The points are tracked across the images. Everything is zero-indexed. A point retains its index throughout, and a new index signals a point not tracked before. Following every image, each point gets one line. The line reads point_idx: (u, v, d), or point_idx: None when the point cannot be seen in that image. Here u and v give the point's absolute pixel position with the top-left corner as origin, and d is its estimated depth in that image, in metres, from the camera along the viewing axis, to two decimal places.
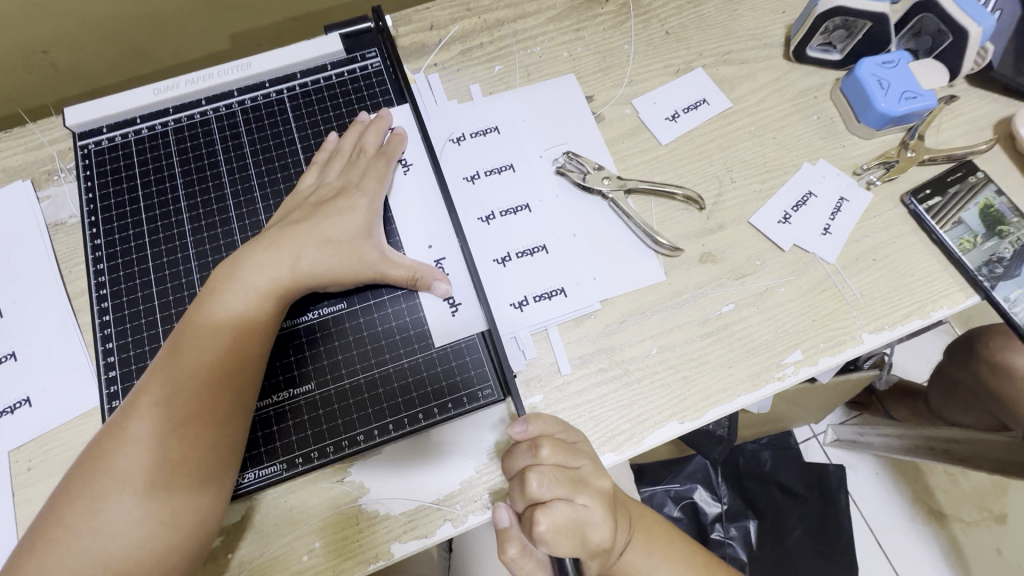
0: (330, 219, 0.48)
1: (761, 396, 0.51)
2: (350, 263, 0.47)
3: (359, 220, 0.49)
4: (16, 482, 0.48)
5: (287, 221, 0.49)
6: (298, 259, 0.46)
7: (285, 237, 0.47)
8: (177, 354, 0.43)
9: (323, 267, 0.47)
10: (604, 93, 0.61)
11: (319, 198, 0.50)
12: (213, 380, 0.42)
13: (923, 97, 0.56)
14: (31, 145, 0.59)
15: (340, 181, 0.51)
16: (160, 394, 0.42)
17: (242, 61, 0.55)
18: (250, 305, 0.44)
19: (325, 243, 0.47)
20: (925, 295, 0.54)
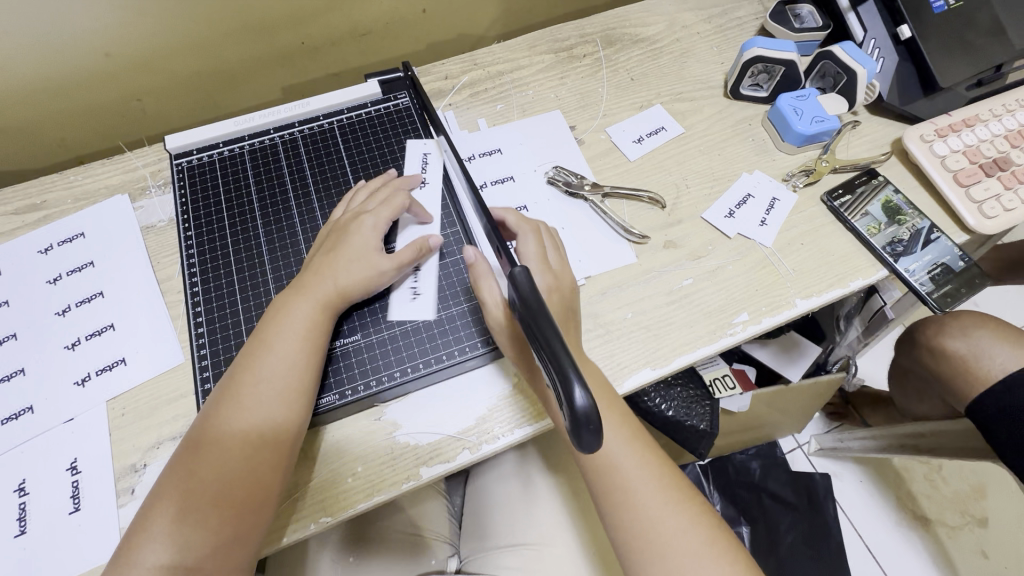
0: (353, 240, 0.59)
1: (717, 348, 0.63)
2: (378, 273, 0.58)
3: (376, 235, 0.60)
4: (113, 424, 0.58)
5: (321, 250, 0.60)
6: (336, 283, 0.57)
7: (324, 266, 0.58)
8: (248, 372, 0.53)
9: (356, 281, 0.57)
10: (584, 123, 0.78)
11: (342, 225, 0.61)
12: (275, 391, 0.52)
13: (830, 121, 0.73)
14: (129, 168, 0.74)
15: (358, 210, 0.62)
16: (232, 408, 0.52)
17: (303, 100, 0.72)
18: (295, 334, 0.54)
19: (354, 258, 0.58)
20: (844, 270, 0.67)
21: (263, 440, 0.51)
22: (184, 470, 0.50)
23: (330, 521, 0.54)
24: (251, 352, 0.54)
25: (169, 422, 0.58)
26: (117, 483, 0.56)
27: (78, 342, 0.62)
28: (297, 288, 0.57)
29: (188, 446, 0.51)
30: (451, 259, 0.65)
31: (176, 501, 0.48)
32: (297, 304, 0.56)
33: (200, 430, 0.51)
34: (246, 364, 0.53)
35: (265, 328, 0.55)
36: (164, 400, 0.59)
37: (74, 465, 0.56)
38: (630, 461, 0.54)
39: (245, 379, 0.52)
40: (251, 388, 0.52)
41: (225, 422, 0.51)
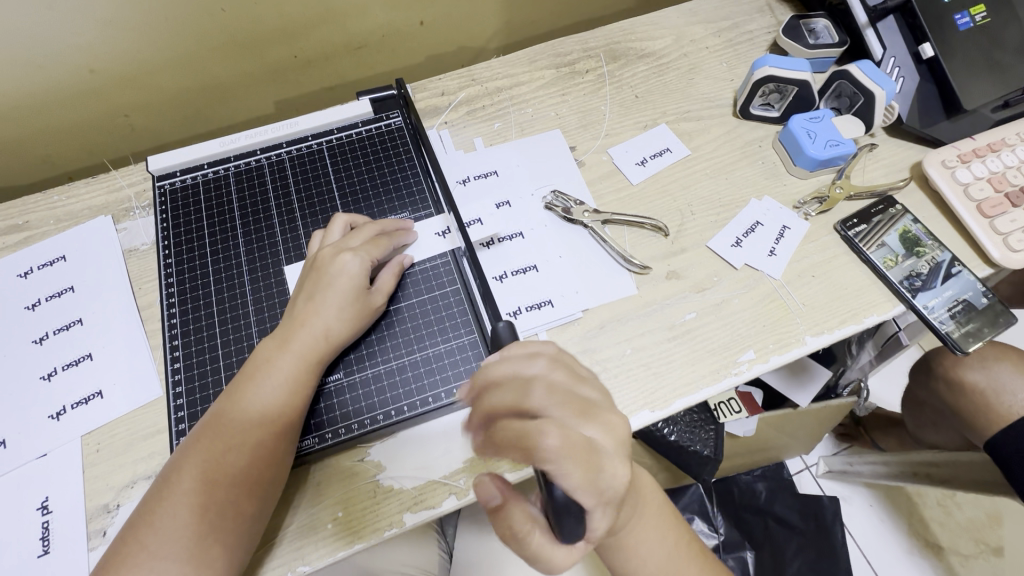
0: (337, 282, 0.55)
1: (720, 388, 0.60)
2: (367, 314, 0.57)
3: (361, 275, 0.57)
4: (86, 461, 0.56)
5: (302, 293, 0.56)
6: (327, 327, 0.55)
7: (308, 311, 0.55)
8: (231, 418, 0.51)
9: (346, 324, 0.56)
10: (585, 144, 0.74)
11: (320, 265, 0.57)
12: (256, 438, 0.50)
13: (845, 145, 0.69)
14: (112, 188, 0.71)
15: (340, 246, 0.58)
16: (212, 454, 0.49)
17: (291, 120, 0.69)
18: (283, 380, 0.52)
19: (343, 303, 0.55)
20: (858, 305, 0.63)
21: (244, 486, 0.49)
22: (178, 506, 0.48)
23: (307, 569, 0.52)
24: (242, 388, 0.52)
25: (145, 459, 0.56)
26: (88, 524, 0.54)
27: (54, 372, 0.60)
28: (282, 332, 0.55)
29: (178, 482, 0.49)
30: (441, 291, 0.62)
31: (161, 543, 0.46)
32: (287, 346, 0.53)
33: (190, 466, 0.49)
34: (240, 398, 0.52)
35: (255, 368, 0.53)
36: (140, 436, 0.57)
37: (44, 504, 0.54)
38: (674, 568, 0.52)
39: (231, 421, 0.51)
40: (241, 426, 0.50)
41: (217, 459, 0.49)
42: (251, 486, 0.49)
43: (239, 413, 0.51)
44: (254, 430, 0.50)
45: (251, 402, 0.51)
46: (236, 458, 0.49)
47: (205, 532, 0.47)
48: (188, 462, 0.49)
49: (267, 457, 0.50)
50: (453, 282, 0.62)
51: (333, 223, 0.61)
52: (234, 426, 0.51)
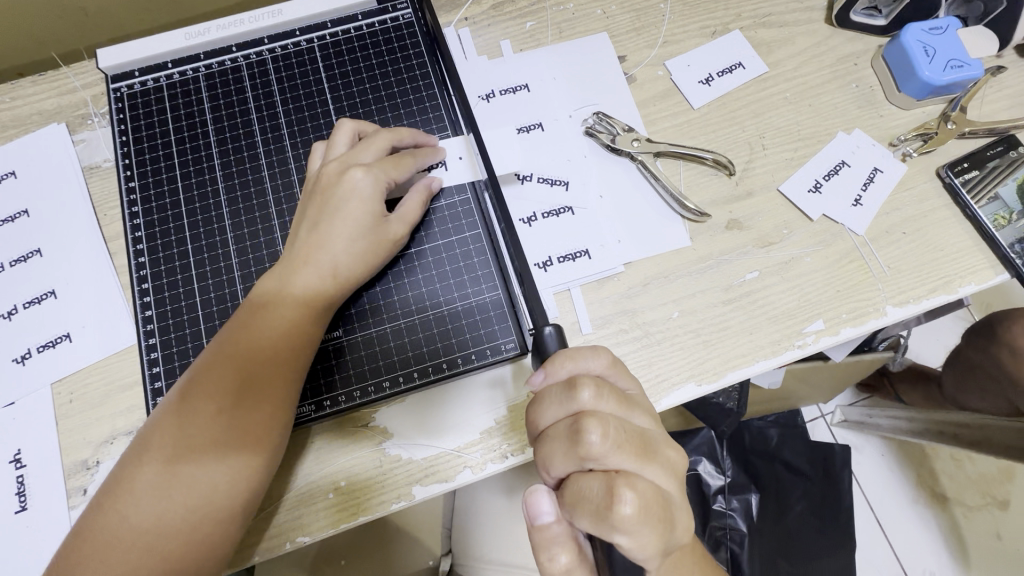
0: (345, 206, 0.45)
1: (779, 363, 0.51)
2: (381, 251, 0.47)
3: (373, 201, 0.46)
4: (59, 412, 0.50)
5: (306, 220, 0.47)
6: (334, 263, 0.45)
7: (312, 244, 0.45)
8: (218, 359, 0.43)
9: (358, 262, 0.46)
10: (637, 54, 0.60)
11: (323, 184, 0.47)
12: (245, 382, 0.42)
13: (970, 67, 0.55)
14: (65, 89, 0.59)
15: (347, 161, 0.47)
16: (194, 396, 0.42)
17: (273, 7, 0.55)
18: (279, 319, 0.44)
19: (354, 235, 0.46)
20: (953, 271, 0.53)
21: (235, 432, 0.41)
22: (154, 473, 0.40)
23: (307, 540, 0.47)
24: (220, 351, 0.43)
25: (123, 414, 0.50)
26: (66, 482, 0.49)
27: (15, 311, 0.53)
28: (269, 291, 0.45)
29: (145, 460, 0.41)
30: (458, 238, 0.52)
31: (146, 485, 0.40)
32: (274, 308, 0.44)
33: (159, 442, 0.41)
34: (215, 365, 0.43)
35: (237, 331, 0.44)
36: (117, 387, 0.50)
37: (17, 458, 0.49)
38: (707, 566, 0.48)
39: (216, 363, 0.43)
40: (229, 366, 0.42)
41: (202, 402, 0.41)
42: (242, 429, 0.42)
43: (214, 385, 0.42)
44: (243, 392, 0.42)
45: (230, 371, 0.42)
46: (213, 436, 0.41)
47: (183, 517, 0.40)
48: (156, 435, 0.41)
49: (255, 421, 0.42)
50: (472, 227, 0.52)
51: (338, 131, 0.50)
52: (209, 398, 0.41)
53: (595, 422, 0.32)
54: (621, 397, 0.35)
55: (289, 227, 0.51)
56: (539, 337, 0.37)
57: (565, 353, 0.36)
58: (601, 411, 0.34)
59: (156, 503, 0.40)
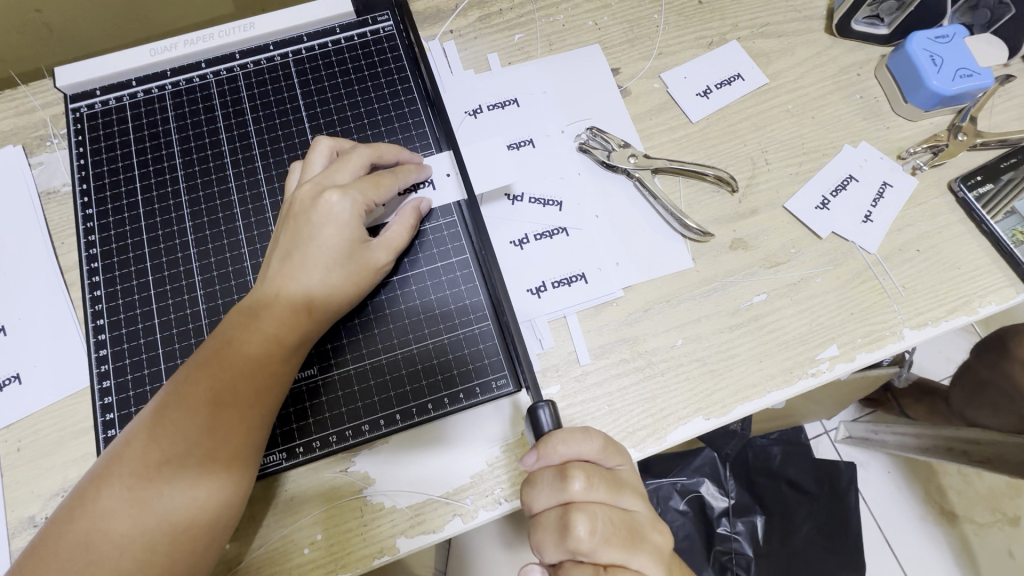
0: (321, 234, 0.41)
1: (793, 392, 0.48)
2: (362, 279, 0.43)
3: (353, 226, 0.42)
4: (5, 462, 0.45)
5: (279, 248, 0.43)
6: (311, 294, 0.41)
7: (286, 275, 0.41)
8: (195, 374, 0.39)
9: (337, 292, 0.42)
10: (631, 66, 0.57)
11: (298, 209, 0.43)
12: (221, 401, 0.38)
13: (981, 75, 0.52)
14: (22, 109, 0.56)
15: (322, 183, 0.43)
16: (167, 413, 0.38)
17: (244, 21, 0.51)
18: (260, 334, 0.40)
19: (332, 261, 0.42)
20: (972, 290, 0.50)
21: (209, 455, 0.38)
22: (115, 496, 0.36)
23: None
24: (202, 368, 0.39)
25: (76, 463, 0.45)
26: (11, 541, 0.44)
27: None
28: (256, 304, 0.41)
29: (108, 487, 0.36)
30: (444, 265, 0.48)
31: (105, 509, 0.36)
32: (262, 324, 0.40)
33: (126, 466, 0.37)
34: (194, 385, 0.39)
35: (221, 348, 0.40)
36: (70, 433, 0.46)
37: None
38: None
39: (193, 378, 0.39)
40: (205, 382, 0.39)
41: (174, 421, 0.38)
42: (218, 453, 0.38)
43: (188, 403, 0.38)
44: (219, 411, 0.38)
45: (213, 381, 0.39)
46: (189, 464, 0.37)
47: (156, 540, 0.36)
48: (124, 461, 0.37)
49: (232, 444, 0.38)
50: (459, 253, 0.48)
51: (315, 150, 0.46)
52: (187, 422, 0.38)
53: (583, 517, 0.33)
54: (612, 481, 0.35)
55: (260, 254, 0.47)
56: (533, 415, 0.37)
57: (559, 435, 0.35)
58: (590, 501, 0.34)
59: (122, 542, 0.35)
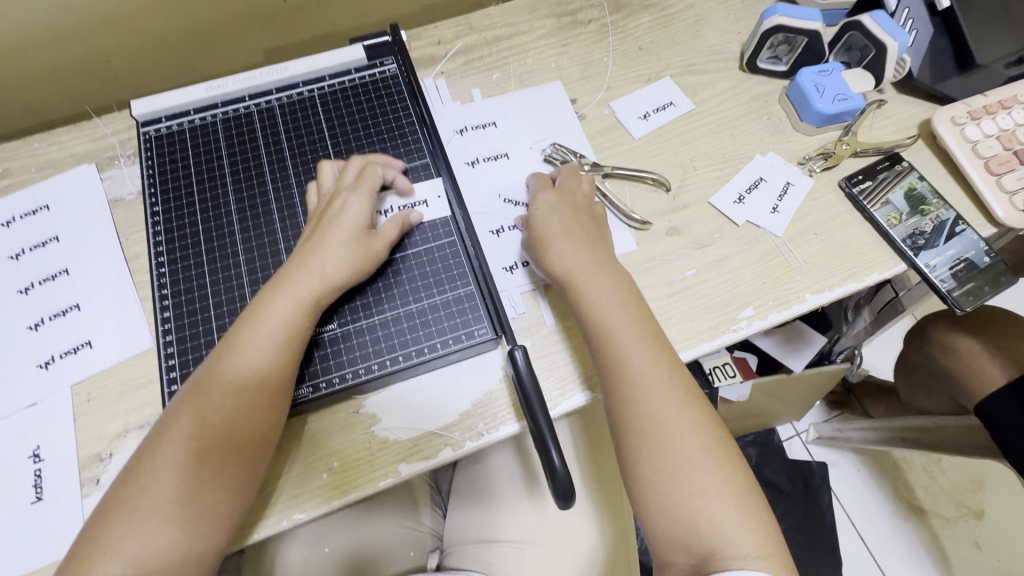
0: (338, 224, 0.55)
1: (719, 344, 0.59)
2: (369, 257, 0.55)
3: (363, 212, 0.56)
4: (78, 411, 0.56)
5: (304, 240, 0.56)
6: (325, 270, 0.53)
7: (306, 260, 0.54)
8: (204, 418, 0.47)
9: (346, 268, 0.54)
10: (586, 96, 0.72)
11: (321, 211, 0.57)
12: (229, 444, 0.47)
13: (853, 100, 0.67)
14: (95, 136, 0.69)
15: (337, 191, 0.58)
16: (182, 455, 0.46)
17: (280, 65, 0.66)
18: (258, 380, 0.49)
19: (341, 246, 0.54)
20: (859, 264, 0.63)
21: (218, 489, 0.46)
22: (142, 528, 0.44)
23: (302, 517, 0.52)
24: (211, 413, 0.48)
25: (136, 410, 0.55)
26: (81, 473, 0.53)
27: (41, 323, 0.59)
28: (232, 338, 0.51)
29: (145, 501, 0.45)
30: (437, 243, 0.60)
31: (134, 540, 0.44)
32: (239, 350, 0.50)
33: (152, 499, 0.45)
34: (182, 419, 0.47)
35: (203, 385, 0.49)
36: (132, 386, 0.56)
37: (36, 453, 0.54)
38: (658, 394, 0.50)
39: (202, 423, 0.47)
40: (216, 426, 0.47)
41: (190, 460, 0.46)
42: (225, 487, 0.47)
43: (201, 446, 0.47)
44: (229, 452, 0.47)
45: (222, 426, 0.47)
46: (204, 497, 0.46)
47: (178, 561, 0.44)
48: (128, 496, 0.45)
49: (239, 478, 0.47)
50: (449, 234, 0.61)
51: (322, 171, 0.59)
52: (182, 440, 0.46)
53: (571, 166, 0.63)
54: (628, 296, 0.54)
55: (291, 239, 0.59)
56: (512, 356, 0.49)
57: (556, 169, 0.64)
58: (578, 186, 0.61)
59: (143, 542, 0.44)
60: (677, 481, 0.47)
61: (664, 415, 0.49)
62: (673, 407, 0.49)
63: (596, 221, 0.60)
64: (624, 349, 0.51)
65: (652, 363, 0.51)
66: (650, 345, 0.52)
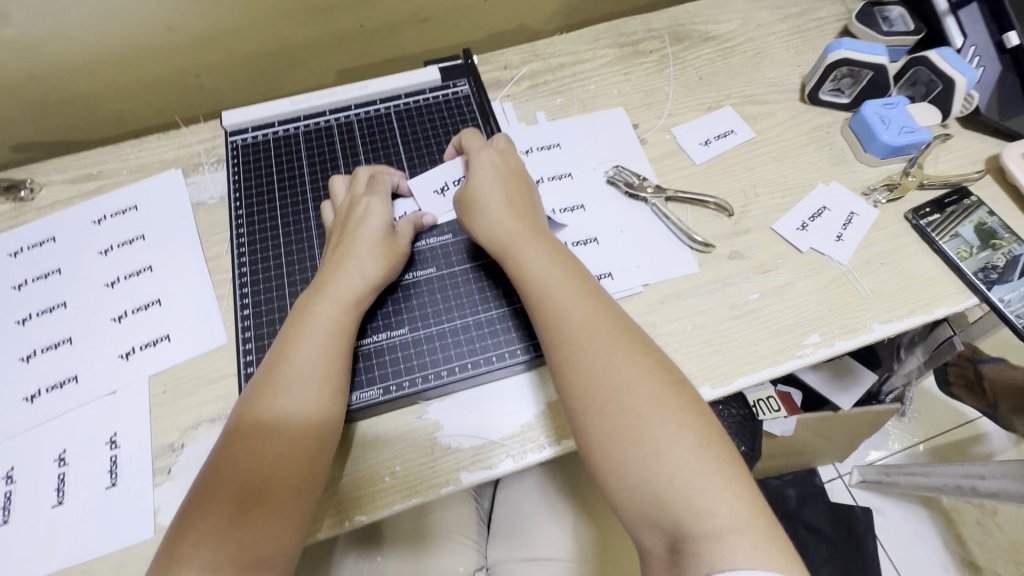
0: (365, 226, 0.57)
1: (784, 370, 0.58)
2: (397, 254, 0.58)
3: (386, 216, 0.59)
4: (153, 401, 0.58)
5: (331, 249, 0.58)
6: (362, 273, 0.55)
7: (337, 267, 0.55)
8: (244, 456, 0.46)
9: (380, 268, 0.56)
10: (648, 122, 0.74)
11: (344, 219, 0.59)
12: (275, 478, 0.45)
13: (920, 133, 0.67)
14: (182, 144, 0.73)
15: (355, 198, 0.60)
16: (225, 496, 0.44)
17: (361, 83, 0.70)
18: (302, 407, 0.48)
19: (374, 248, 0.56)
20: (929, 295, 0.62)
21: (267, 528, 0.44)
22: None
23: (364, 519, 0.52)
24: (251, 449, 0.46)
25: (209, 403, 0.57)
26: (154, 461, 0.55)
27: (124, 316, 0.62)
28: (282, 348, 0.51)
29: (188, 551, 0.42)
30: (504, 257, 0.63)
31: None
32: (292, 358, 0.50)
33: (195, 549, 0.42)
34: (222, 458, 0.46)
35: (243, 421, 0.47)
36: (206, 380, 0.58)
37: (113, 439, 0.56)
38: (618, 360, 0.46)
39: (246, 459, 0.45)
40: (259, 460, 0.45)
41: (233, 499, 0.44)
42: (273, 526, 0.44)
43: (246, 484, 0.44)
44: (276, 487, 0.45)
45: (264, 461, 0.46)
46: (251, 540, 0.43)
47: None
48: (192, 515, 0.43)
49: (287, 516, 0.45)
50: None
51: (335, 183, 0.62)
52: (247, 454, 0.46)
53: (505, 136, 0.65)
54: (572, 263, 0.53)
55: None
56: None
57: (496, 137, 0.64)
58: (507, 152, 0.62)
59: (207, 555, 0.42)
60: (639, 446, 0.43)
61: (629, 391, 0.45)
62: (625, 361, 0.46)
63: (533, 199, 0.60)
64: (580, 321, 0.49)
65: (595, 316, 0.49)
66: (606, 317, 0.49)
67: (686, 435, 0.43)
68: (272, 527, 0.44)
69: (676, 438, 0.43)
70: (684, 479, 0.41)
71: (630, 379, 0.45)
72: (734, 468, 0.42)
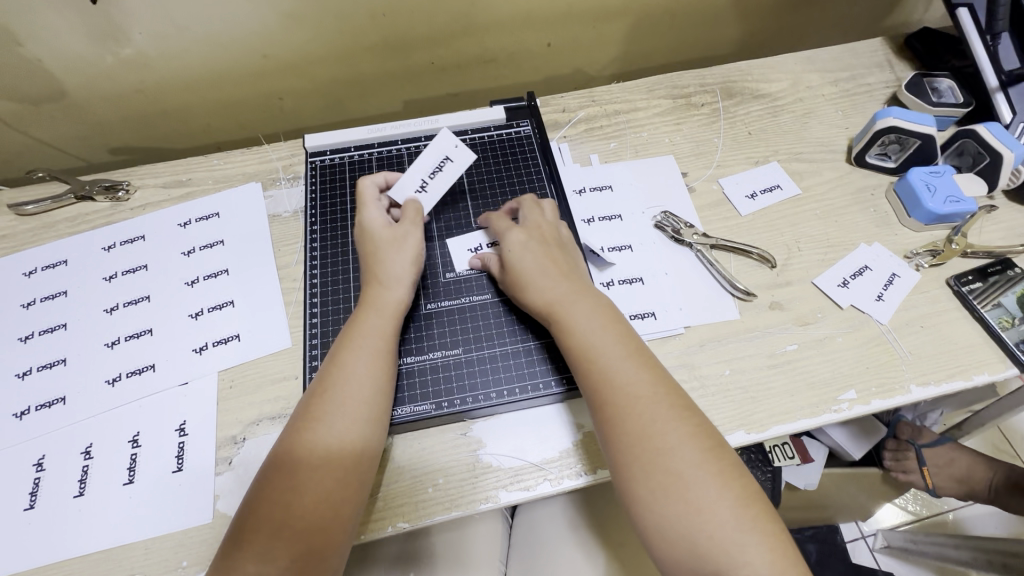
0: (370, 231, 0.63)
1: (820, 422, 0.60)
2: (407, 242, 0.63)
3: (381, 216, 0.64)
4: (221, 394, 0.62)
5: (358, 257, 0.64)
6: (399, 280, 0.60)
7: (376, 277, 0.60)
8: (301, 454, 0.50)
9: (403, 264, 0.61)
10: (697, 171, 0.78)
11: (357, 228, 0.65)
12: (327, 475, 0.49)
13: (966, 203, 0.69)
14: (262, 159, 0.80)
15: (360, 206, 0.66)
16: (284, 488, 0.48)
17: (433, 117, 0.76)
18: (352, 410, 0.52)
19: (395, 249, 0.62)
20: (969, 361, 0.63)
21: (319, 520, 0.47)
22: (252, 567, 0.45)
23: (407, 527, 0.55)
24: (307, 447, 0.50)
25: (270, 401, 0.62)
26: (217, 451, 0.59)
27: (200, 313, 0.68)
28: (336, 355, 0.55)
29: (254, 536, 0.46)
30: None
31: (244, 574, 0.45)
32: (345, 365, 0.54)
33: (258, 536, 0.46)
34: (281, 455, 0.50)
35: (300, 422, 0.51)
36: (269, 380, 0.63)
37: (181, 427, 0.61)
38: (658, 418, 0.49)
39: (302, 458, 0.49)
40: (314, 458, 0.49)
41: (291, 493, 0.48)
42: (324, 520, 0.48)
43: (302, 479, 0.48)
44: (327, 483, 0.49)
45: (318, 458, 0.49)
46: (304, 530, 0.47)
47: None
48: (257, 503, 0.48)
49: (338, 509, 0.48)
50: None
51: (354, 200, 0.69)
52: (303, 451, 0.50)
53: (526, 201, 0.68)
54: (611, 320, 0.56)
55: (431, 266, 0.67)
56: None
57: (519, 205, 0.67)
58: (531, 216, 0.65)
59: (265, 544, 0.46)
60: (683, 501, 0.45)
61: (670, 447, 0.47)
62: (666, 419, 0.49)
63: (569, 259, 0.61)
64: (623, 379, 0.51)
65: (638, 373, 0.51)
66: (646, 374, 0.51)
67: (727, 492, 0.45)
68: (322, 522, 0.47)
69: (716, 492, 0.45)
70: (727, 535, 0.44)
71: (673, 440, 0.47)
72: (764, 519, 0.45)
